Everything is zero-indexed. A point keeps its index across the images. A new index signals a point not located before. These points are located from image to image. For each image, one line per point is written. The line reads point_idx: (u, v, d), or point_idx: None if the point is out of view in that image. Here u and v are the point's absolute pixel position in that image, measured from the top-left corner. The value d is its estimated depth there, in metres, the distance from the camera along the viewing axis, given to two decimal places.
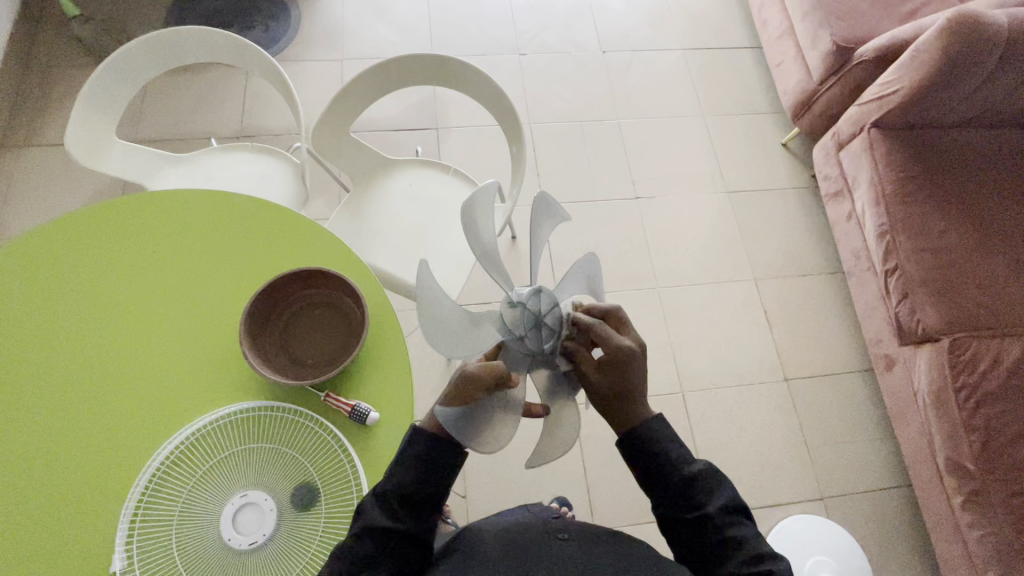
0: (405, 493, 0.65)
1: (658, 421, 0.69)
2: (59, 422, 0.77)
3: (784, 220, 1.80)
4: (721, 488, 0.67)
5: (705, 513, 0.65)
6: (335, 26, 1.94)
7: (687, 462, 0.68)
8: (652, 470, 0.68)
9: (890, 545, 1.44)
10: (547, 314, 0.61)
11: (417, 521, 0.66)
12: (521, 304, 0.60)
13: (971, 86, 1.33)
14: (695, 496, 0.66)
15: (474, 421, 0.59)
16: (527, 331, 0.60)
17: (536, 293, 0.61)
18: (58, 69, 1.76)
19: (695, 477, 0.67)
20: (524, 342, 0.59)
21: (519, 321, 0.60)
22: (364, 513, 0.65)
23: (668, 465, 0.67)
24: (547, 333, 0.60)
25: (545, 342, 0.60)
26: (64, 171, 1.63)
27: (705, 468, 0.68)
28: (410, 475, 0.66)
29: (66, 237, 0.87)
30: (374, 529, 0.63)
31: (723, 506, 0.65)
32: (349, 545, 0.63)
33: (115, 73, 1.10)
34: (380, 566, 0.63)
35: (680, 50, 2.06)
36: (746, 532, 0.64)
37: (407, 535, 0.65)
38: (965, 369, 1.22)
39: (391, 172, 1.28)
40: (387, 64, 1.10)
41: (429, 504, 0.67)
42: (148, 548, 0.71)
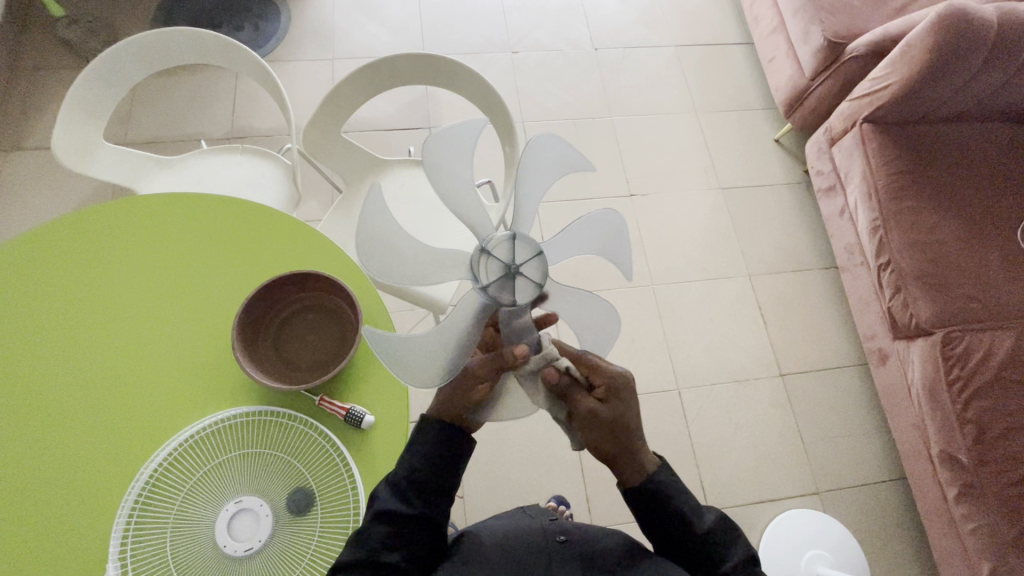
0: (418, 481, 0.68)
1: (665, 470, 0.71)
2: (51, 429, 0.76)
3: (778, 216, 1.81)
4: (734, 542, 0.68)
5: (722, 569, 0.66)
6: (326, 25, 1.93)
7: (701, 516, 0.69)
8: (666, 526, 0.69)
9: (885, 538, 1.45)
10: (522, 264, 0.62)
11: (428, 507, 0.68)
12: (491, 252, 0.63)
13: (961, 80, 1.33)
14: (710, 551, 0.67)
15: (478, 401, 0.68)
16: (498, 282, 0.62)
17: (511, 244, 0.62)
18: (45, 71, 1.74)
19: (711, 534, 0.68)
20: (497, 292, 0.62)
21: (489, 271, 0.62)
22: (378, 499, 0.66)
23: (682, 520, 0.68)
24: (518, 283, 0.62)
25: (515, 293, 0.63)
26: (52, 175, 1.61)
27: (717, 522, 0.69)
28: (423, 462, 0.68)
29: (55, 242, 0.86)
30: (388, 513, 0.65)
31: (738, 561, 0.66)
32: (365, 531, 0.65)
33: (102, 75, 1.08)
34: (397, 551, 0.65)
35: (673, 47, 2.05)
36: None
37: (418, 519, 0.67)
38: (958, 363, 1.23)
39: (383, 172, 1.27)
40: (379, 64, 1.10)
41: (439, 491, 0.69)
42: (143, 554, 0.70)
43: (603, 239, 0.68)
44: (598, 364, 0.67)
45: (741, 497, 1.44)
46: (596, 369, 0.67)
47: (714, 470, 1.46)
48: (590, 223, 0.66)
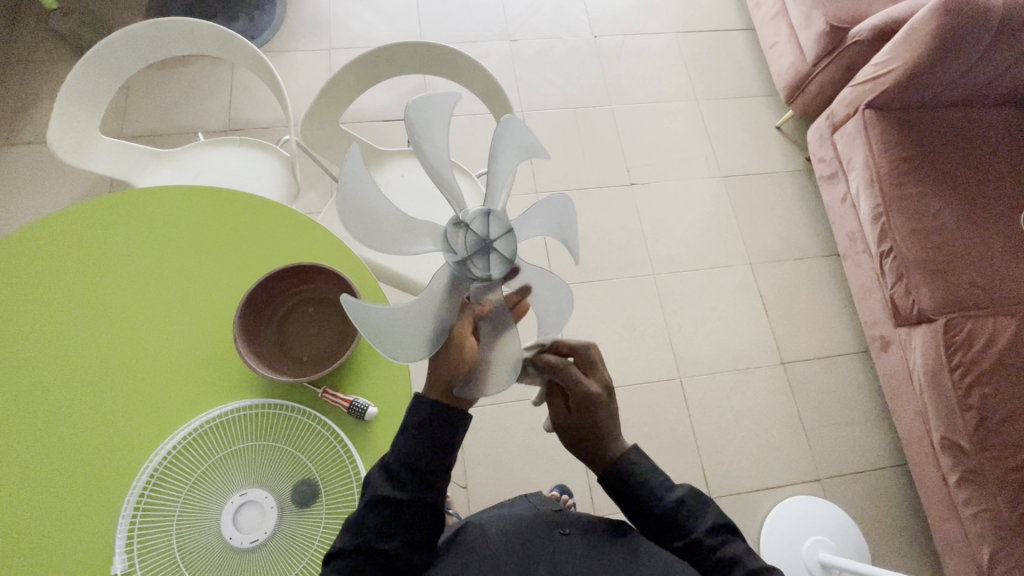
0: (409, 461, 0.65)
1: (635, 451, 0.70)
2: (54, 423, 0.76)
3: (779, 204, 1.80)
4: (706, 510, 0.67)
5: (692, 539, 0.65)
6: (322, 15, 1.91)
7: (669, 489, 0.68)
8: (634, 505, 0.68)
9: (886, 524, 1.46)
10: (498, 239, 0.57)
11: (423, 490, 0.65)
12: (468, 225, 0.57)
13: (966, 64, 1.32)
14: (681, 523, 0.66)
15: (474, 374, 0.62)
16: (474, 255, 0.57)
17: (485, 216, 0.57)
18: (39, 63, 1.72)
19: (679, 504, 0.67)
20: (468, 264, 0.57)
21: (463, 245, 0.57)
22: (370, 484, 0.65)
23: (648, 496, 0.67)
24: (493, 258, 0.58)
25: (489, 267, 0.58)
26: (49, 169, 1.60)
27: (687, 493, 0.68)
28: (413, 443, 0.65)
29: (52, 237, 0.85)
30: (378, 499, 0.63)
31: (710, 528, 0.66)
32: (357, 521, 0.63)
33: (96, 67, 1.07)
34: (392, 539, 0.63)
35: (673, 34, 2.03)
36: (738, 550, 0.64)
37: (413, 504, 0.64)
38: (960, 349, 1.23)
39: (383, 163, 1.26)
40: (376, 53, 1.08)
41: (436, 471, 0.65)
42: (149, 547, 0.70)
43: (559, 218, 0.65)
44: (578, 377, 0.66)
45: (743, 484, 1.45)
46: (575, 381, 0.66)
47: (716, 458, 1.46)
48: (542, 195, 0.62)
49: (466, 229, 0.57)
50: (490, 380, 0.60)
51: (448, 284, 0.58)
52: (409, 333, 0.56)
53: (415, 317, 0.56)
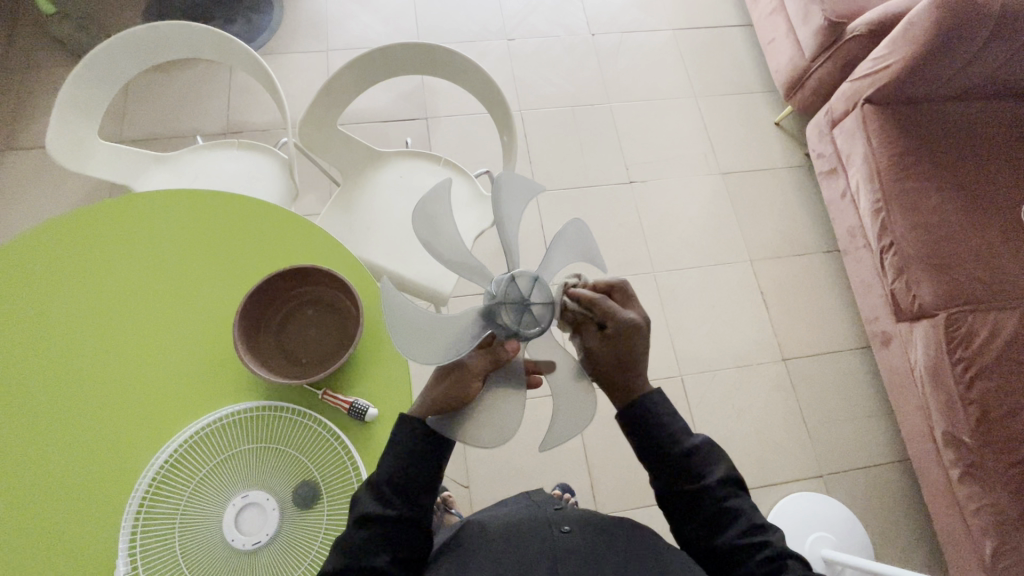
0: (397, 481, 0.65)
1: (659, 394, 0.69)
2: (56, 428, 0.77)
3: (779, 200, 1.80)
4: (719, 460, 0.67)
5: (702, 484, 0.65)
6: (320, 16, 1.91)
7: (686, 434, 0.68)
8: (651, 444, 0.67)
9: (889, 520, 1.46)
10: (539, 305, 0.62)
11: (411, 508, 0.65)
12: (515, 281, 0.62)
13: (965, 57, 1.31)
14: (693, 467, 0.66)
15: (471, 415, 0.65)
16: (509, 307, 0.61)
17: (533, 279, 0.63)
18: (36, 69, 1.72)
19: (695, 451, 0.67)
20: (503, 314, 0.61)
21: (506, 296, 0.62)
22: (358, 503, 0.65)
23: (667, 437, 0.67)
24: (529, 317, 0.62)
25: (522, 324, 0.61)
26: (48, 174, 1.60)
27: (703, 442, 0.68)
28: (398, 463, 0.66)
29: (53, 243, 0.86)
30: (367, 517, 0.63)
31: (722, 477, 0.66)
32: (345, 538, 0.63)
33: (94, 72, 1.07)
34: (383, 554, 0.62)
35: (671, 31, 2.03)
36: (744, 503, 0.65)
37: (401, 521, 0.64)
38: (961, 344, 1.23)
39: (381, 164, 1.26)
40: (373, 55, 1.08)
41: (421, 489, 0.66)
42: (151, 550, 0.71)
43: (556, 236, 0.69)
44: (614, 308, 0.63)
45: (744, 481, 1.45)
46: (611, 312, 0.63)
47: None
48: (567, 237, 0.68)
49: (513, 284, 0.62)
50: (479, 430, 0.64)
51: (477, 323, 0.62)
52: (425, 346, 0.59)
53: (436, 335, 0.60)
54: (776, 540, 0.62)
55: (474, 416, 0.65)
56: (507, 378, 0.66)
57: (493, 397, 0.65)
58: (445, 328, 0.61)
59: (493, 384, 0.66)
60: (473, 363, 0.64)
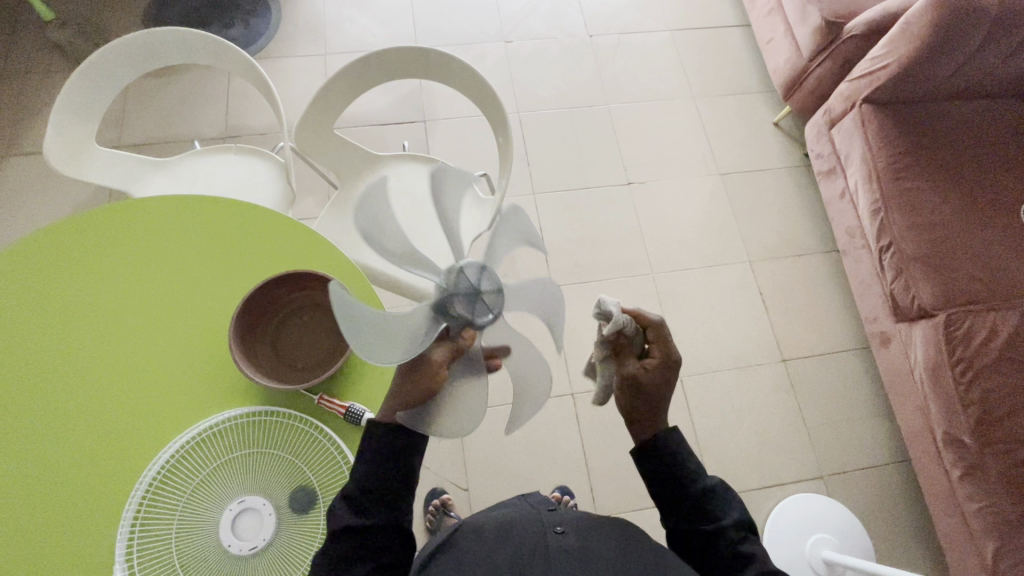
0: (369, 489, 0.66)
1: (679, 435, 0.72)
2: (53, 434, 0.77)
3: (778, 200, 1.79)
4: (734, 504, 0.69)
5: (717, 526, 0.66)
6: (318, 20, 1.91)
7: (703, 475, 0.70)
8: (670, 483, 0.69)
9: (891, 521, 1.45)
10: (489, 291, 0.63)
11: (386, 512, 0.66)
12: (462, 273, 0.63)
13: (962, 56, 1.31)
14: (710, 509, 0.68)
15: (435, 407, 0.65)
16: (460, 298, 0.63)
17: (480, 268, 0.63)
18: (36, 74, 1.73)
19: (711, 492, 0.69)
20: (456, 306, 0.63)
21: (455, 288, 0.63)
22: (333, 514, 0.65)
23: (684, 477, 0.69)
24: (479, 305, 0.63)
25: (474, 313, 0.63)
26: (48, 179, 1.61)
27: (719, 484, 0.70)
28: (368, 470, 0.67)
29: (49, 250, 0.86)
30: (344, 527, 0.64)
31: (735, 522, 0.67)
32: (324, 548, 0.63)
33: (91, 78, 1.08)
34: (362, 562, 0.63)
35: (669, 32, 2.03)
36: (759, 548, 0.65)
37: (378, 527, 0.65)
38: (960, 344, 1.22)
39: (378, 168, 1.26)
40: (370, 59, 1.09)
41: (395, 493, 0.67)
42: (148, 556, 0.71)
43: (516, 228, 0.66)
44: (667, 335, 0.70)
45: (744, 483, 1.44)
46: (662, 338, 0.70)
47: (717, 457, 1.46)
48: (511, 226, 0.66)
49: (462, 275, 0.63)
50: (446, 423, 0.65)
51: (428, 319, 0.63)
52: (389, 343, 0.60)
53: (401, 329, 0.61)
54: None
55: (439, 408, 0.65)
56: (466, 368, 0.64)
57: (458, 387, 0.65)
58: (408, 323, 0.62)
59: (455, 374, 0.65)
60: (433, 357, 0.64)
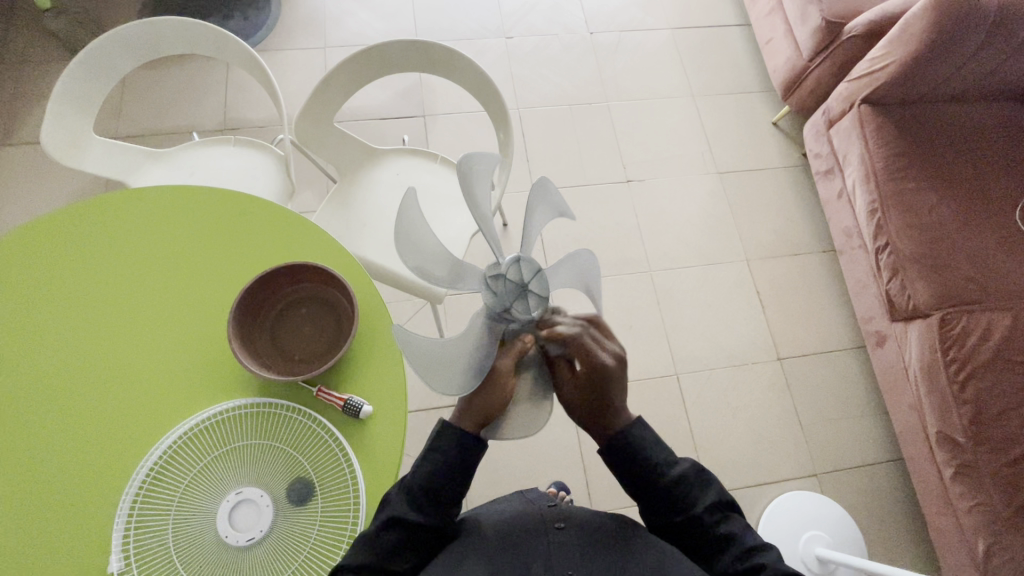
0: (431, 489, 0.69)
1: (640, 425, 0.73)
2: (51, 422, 0.77)
3: (776, 199, 1.80)
4: (707, 487, 0.70)
5: (693, 514, 0.67)
6: (317, 12, 1.91)
7: (671, 464, 0.71)
8: (640, 478, 0.71)
9: (883, 519, 1.47)
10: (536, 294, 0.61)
11: (437, 517, 0.69)
12: (521, 267, 0.61)
13: (960, 58, 1.32)
14: (682, 498, 0.69)
15: (439, 364, 0.58)
16: (509, 287, 0.61)
17: (537, 270, 0.62)
18: (33, 63, 1.72)
19: (681, 479, 0.70)
20: (501, 293, 0.61)
21: (507, 281, 0.61)
22: (390, 505, 0.67)
23: (653, 471, 0.70)
24: (532, 302, 0.61)
25: (525, 310, 0.61)
26: (44, 169, 1.60)
27: (690, 468, 0.71)
28: (438, 470, 0.70)
29: (48, 239, 0.86)
30: (400, 520, 0.66)
31: (710, 505, 0.68)
32: (375, 535, 0.65)
33: (89, 67, 1.07)
34: (405, 559, 0.66)
35: (669, 30, 2.03)
36: (737, 526, 0.67)
37: (428, 529, 0.68)
38: (955, 344, 1.23)
39: (377, 161, 1.26)
40: (370, 52, 1.08)
41: (449, 501, 0.70)
42: (145, 547, 0.71)
43: (585, 276, 0.69)
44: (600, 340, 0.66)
45: (739, 480, 1.45)
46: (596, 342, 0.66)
47: (712, 454, 1.47)
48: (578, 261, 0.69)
49: (519, 268, 0.61)
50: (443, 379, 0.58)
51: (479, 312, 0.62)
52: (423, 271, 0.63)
53: (429, 262, 0.63)
54: (769, 559, 0.62)
55: (448, 368, 0.59)
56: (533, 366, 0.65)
57: (469, 360, 0.60)
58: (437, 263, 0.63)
59: (468, 342, 0.61)
60: (501, 365, 0.63)
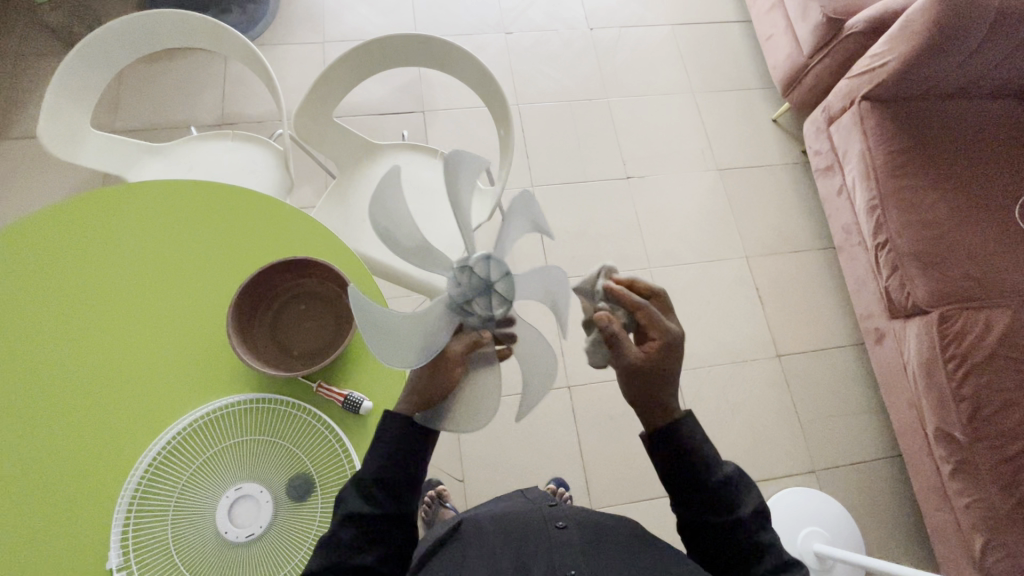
0: (383, 478, 0.65)
1: (690, 419, 0.68)
2: (48, 418, 0.76)
3: (776, 196, 1.80)
4: (749, 492, 0.68)
5: (736, 518, 0.65)
6: (316, 7, 1.89)
7: (721, 464, 0.68)
8: (690, 474, 0.67)
9: (881, 514, 1.47)
10: (500, 290, 0.58)
11: (394, 504, 0.66)
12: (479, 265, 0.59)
13: (961, 55, 1.31)
14: (728, 501, 0.66)
15: (383, 333, 0.56)
16: (470, 282, 0.59)
17: (506, 274, 0.58)
18: (30, 57, 1.70)
19: (729, 483, 0.67)
20: (460, 285, 0.59)
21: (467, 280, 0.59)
22: (343, 501, 0.65)
23: (707, 468, 0.67)
24: (494, 300, 0.59)
25: (489, 308, 0.59)
26: (41, 163, 1.59)
27: (735, 472, 0.69)
28: (386, 459, 0.66)
29: (47, 232, 0.85)
30: (354, 515, 0.64)
31: (752, 510, 0.66)
32: (334, 535, 0.63)
33: (86, 59, 1.06)
34: (370, 553, 0.63)
35: (670, 26, 2.02)
36: (772, 537, 0.66)
37: (386, 517, 0.65)
38: (954, 341, 1.23)
39: (376, 156, 1.25)
40: (369, 46, 1.07)
41: (404, 486, 0.66)
42: (143, 544, 0.70)
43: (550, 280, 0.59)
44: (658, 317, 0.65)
45: None
46: (651, 319, 0.65)
47: None
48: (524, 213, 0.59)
49: (480, 265, 0.59)
50: (393, 351, 0.56)
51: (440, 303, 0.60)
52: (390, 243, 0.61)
53: (399, 232, 0.61)
54: (805, 575, 0.64)
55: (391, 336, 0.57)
56: (481, 359, 0.60)
57: (423, 336, 0.59)
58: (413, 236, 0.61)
59: (420, 319, 0.59)
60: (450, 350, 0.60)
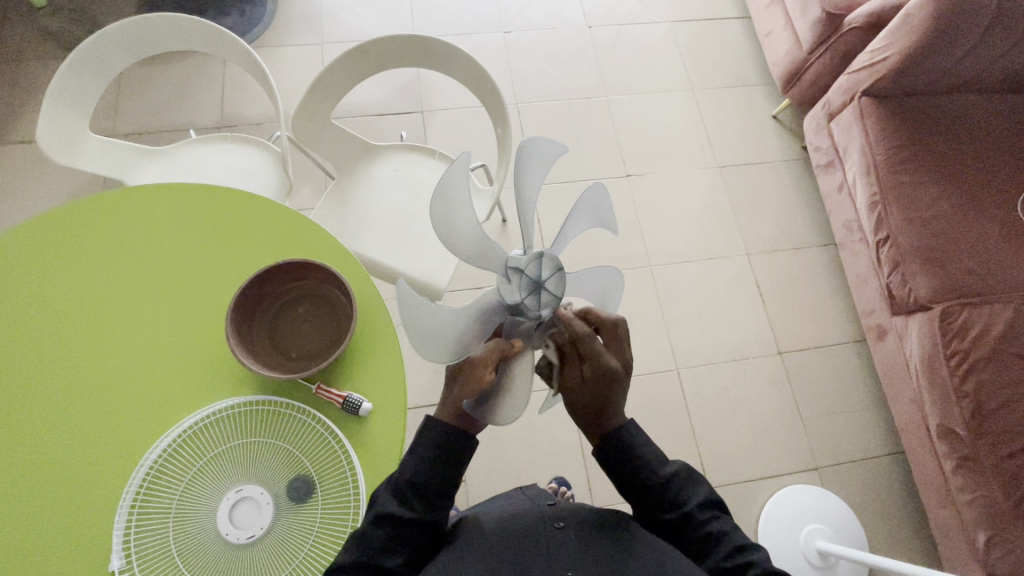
0: (419, 485, 0.67)
1: (633, 426, 0.73)
2: (50, 421, 0.77)
3: (776, 193, 1.79)
4: (697, 485, 0.71)
5: (684, 511, 0.68)
6: (314, 8, 1.89)
7: (663, 463, 0.71)
8: (630, 475, 0.70)
9: (883, 511, 1.47)
10: (551, 286, 0.65)
11: (427, 512, 0.67)
12: (539, 266, 0.64)
13: (961, 50, 1.31)
14: (673, 496, 0.69)
15: (429, 336, 0.57)
16: (523, 280, 0.63)
17: (558, 281, 0.66)
18: (29, 61, 1.71)
19: (672, 479, 0.70)
20: (514, 279, 0.63)
21: (520, 283, 0.63)
22: (377, 503, 0.66)
23: (645, 468, 0.70)
24: (543, 298, 0.64)
25: (541, 307, 0.64)
26: (42, 168, 1.59)
27: (680, 469, 0.71)
28: (423, 465, 0.68)
29: (46, 236, 0.85)
30: (386, 516, 0.65)
31: (700, 502, 0.69)
32: (363, 534, 0.64)
33: (85, 64, 1.06)
34: (394, 555, 0.64)
35: (669, 23, 2.02)
36: (726, 525, 0.67)
37: (418, 523, 0.66)
38: (957, 337, 1.23)
39: (375, 157, 1.25)
40: (366, 47, 1.07)
41: (440, 494, 0.68)
42: (146, 545, 0.71)
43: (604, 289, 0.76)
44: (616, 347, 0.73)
45: (740, 473, 1.46)
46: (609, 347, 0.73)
47: (713, 448, 1.47)
48: (597, 275, 0.74)
49: (541, 263, 0.64)
50: (432, 349, 0.58)
51: (486, 303, 0.63)
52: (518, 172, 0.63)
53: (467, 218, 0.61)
54: (759, 556, 0.64)
55: (435, 340, 0.58)
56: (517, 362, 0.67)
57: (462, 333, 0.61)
58: (527, 197, 0.65)
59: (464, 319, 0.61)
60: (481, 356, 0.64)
